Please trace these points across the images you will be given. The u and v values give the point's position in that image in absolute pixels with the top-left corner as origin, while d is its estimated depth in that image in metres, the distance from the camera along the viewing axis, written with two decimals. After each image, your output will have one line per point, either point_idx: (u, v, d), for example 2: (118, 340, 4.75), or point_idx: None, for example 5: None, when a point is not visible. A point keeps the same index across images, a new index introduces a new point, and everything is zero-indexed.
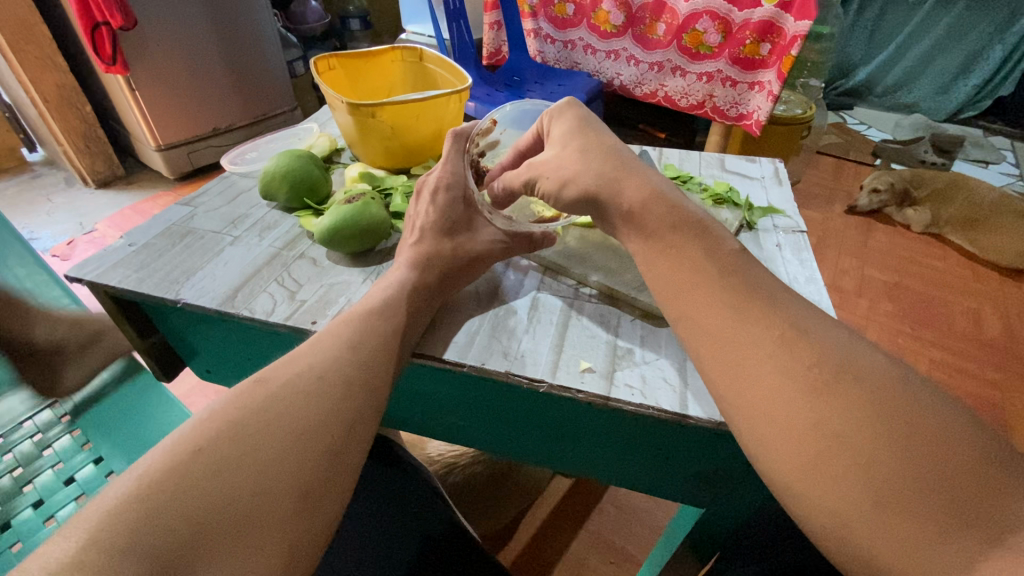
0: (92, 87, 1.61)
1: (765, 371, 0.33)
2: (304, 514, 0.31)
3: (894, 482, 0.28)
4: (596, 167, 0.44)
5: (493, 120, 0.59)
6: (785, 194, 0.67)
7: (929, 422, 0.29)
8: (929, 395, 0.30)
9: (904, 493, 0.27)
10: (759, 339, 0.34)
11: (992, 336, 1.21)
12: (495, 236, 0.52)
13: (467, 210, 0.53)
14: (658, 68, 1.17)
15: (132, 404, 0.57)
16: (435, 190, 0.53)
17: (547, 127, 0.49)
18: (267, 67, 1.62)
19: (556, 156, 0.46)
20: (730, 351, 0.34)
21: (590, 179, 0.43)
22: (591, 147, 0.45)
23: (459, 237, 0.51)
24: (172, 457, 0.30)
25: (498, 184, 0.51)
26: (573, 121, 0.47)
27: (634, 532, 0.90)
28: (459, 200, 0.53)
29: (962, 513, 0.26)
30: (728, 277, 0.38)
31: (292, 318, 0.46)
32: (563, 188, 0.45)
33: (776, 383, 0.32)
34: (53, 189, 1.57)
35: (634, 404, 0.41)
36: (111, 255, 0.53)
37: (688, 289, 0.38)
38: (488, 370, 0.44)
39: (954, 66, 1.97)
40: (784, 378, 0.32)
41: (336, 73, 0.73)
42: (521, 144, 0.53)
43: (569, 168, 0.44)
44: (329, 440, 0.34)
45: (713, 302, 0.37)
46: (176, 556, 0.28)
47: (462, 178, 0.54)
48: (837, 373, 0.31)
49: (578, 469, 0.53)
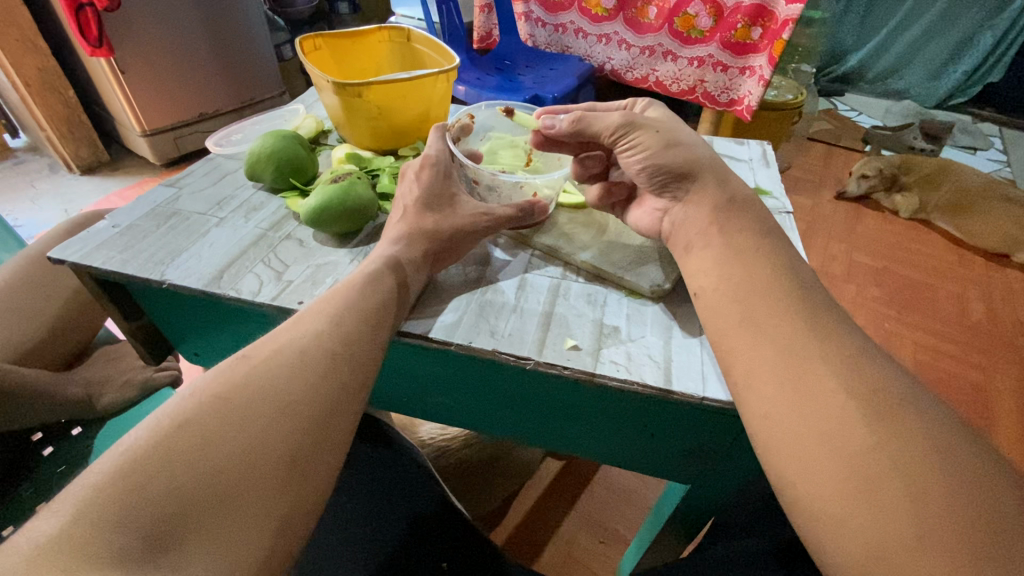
0: (74, 70, 1.57)
1: None
2: (292, 485, 0.32)
3: None
4: (696, 149, 0.49)
5: (470, 116, 0.62)
6: (772, 175, 0.67)
7: None
8: None
9: None
10: None
11: (975, 319, 1.23)
12: (479, 211, 0.52)
13: (450, 186, 0.54)
14: (649, 53, 1.16)
15: None
16: (420, 169, 0.53)
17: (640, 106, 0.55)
18: (256, 52, 1.60)
19: (666, 123, 0.50)
20: None
21: (693, 154, 0.48)
22: (681, 130, 0.50)
23: (441, 211, 0.51)
24: (157, 432, 0.31)
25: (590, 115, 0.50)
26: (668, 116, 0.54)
27: (625, 512, 0.91)
28: (442, 174, 0.53)
29: None
30: None
31: (279, 298, 0.46)
32: (669, 147, 0.48)
33: None
34: (37, 175, 1.54)
35: (619, 379, 0.42)
36: (94, 236, 0.52)
37: None
38: (475, 348, 0.44)
39: (944, 53, 1.98)
40: None
41: (321, 53, 0.72)
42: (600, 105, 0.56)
43: (678, 138, 0.49)
44: (313, 415, 0.34)
45: None
46: (164, 528, 0.28)
47: (445, 155, 0.55)
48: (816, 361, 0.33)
49: (564, 446, 0.54)
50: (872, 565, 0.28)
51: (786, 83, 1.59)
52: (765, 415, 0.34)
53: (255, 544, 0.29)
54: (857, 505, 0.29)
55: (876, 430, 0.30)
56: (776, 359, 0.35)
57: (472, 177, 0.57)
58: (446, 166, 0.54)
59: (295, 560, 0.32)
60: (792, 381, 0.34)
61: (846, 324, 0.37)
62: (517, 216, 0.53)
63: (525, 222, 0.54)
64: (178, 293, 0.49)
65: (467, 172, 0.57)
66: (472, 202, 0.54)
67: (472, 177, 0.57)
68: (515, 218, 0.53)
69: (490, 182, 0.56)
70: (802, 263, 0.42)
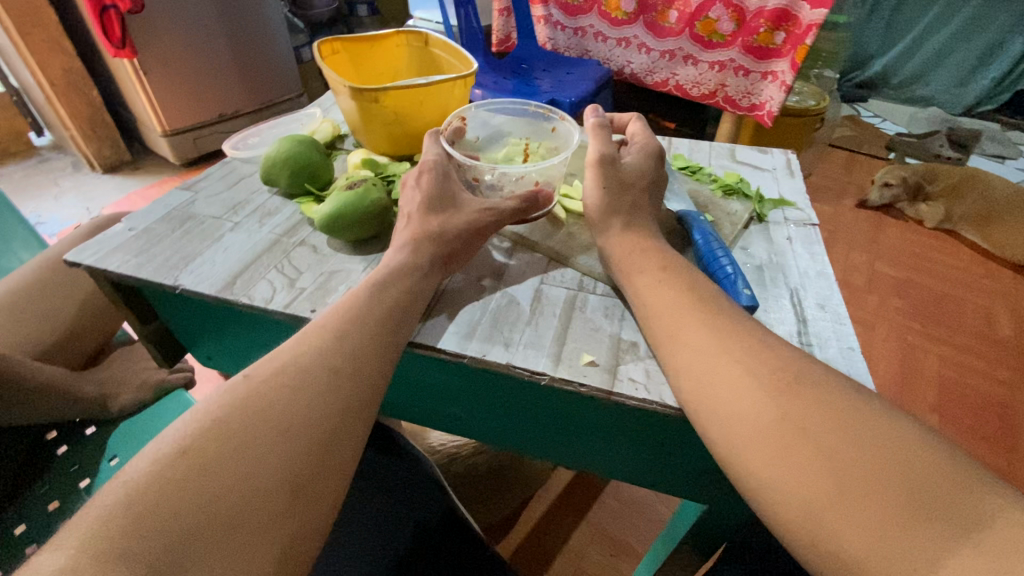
0: (97, 69, 1.60)
1: (735, 372, 0.37)
2: (294, 508, 0.32)
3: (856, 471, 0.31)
4: None
5: (462, 117, 0.61)
6: (797, 186, 0.65)
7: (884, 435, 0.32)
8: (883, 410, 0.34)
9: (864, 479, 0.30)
10: (734, 348, 0.39)
11: (1004, 336, 1.24)
12: (484, 208, 0.51)
13: (451, 185, 0.53)
14: (669, 57, 1.16)
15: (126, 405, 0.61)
16: (420, 173, 0.53)
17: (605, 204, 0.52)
18: (277, 54, 1.62)
19: None
20: (708, 358, 0.39)
21: None
22: None
23: (445, 213, 0.50)
24: (159, 458, 0.31)
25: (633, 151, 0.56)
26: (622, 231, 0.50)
27: (636, 526, 0.90)
28: (442, 177, 0.53)
29: (929, 510, 0.29)
30: (681, 300, 0.43)
31: (291, 306, 0.45)
32: None
33: (731, 378, 0.37)
34: (60, 173, 1.57)
35: (637, 399, 0.41)
36: (110, 239, 0.52)
37: (673, 315, 0.42)
38: (489, 361, 0.43)
39: (972, 59, 1.97)
40: (752, 380, 0.36)
41: (339, 57, 0.72)
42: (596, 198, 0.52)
43: None
44: (316, 437, 0.34)
45: (697, 321, 0.41)
46: (166, 560, 0.27)
47: (443, 158, 0.54)
48: (801, 377, 0.36)
49: (576, 462, 0.52)
50: None
51: (808, 88, 1.58)
52: (762, 443, 0.34)
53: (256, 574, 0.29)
54: (866, 536, 0.29)
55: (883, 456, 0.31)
56: (777, 383, 0.36)
57: (472, 173, 0.56)
58: (445, 168, 0.53)
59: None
60: (802, 409, 0.34)
61: (836, 372, 0.37)
62: (522, 207, 0.52)
63: (531, 211, 0.54)
64: (191, 298, 0.49)
65: (465, 170, 0.56)
66: (475, 201, 0.53)
67: (472, 175, 0.57)
68: (521, 208, 0.52)
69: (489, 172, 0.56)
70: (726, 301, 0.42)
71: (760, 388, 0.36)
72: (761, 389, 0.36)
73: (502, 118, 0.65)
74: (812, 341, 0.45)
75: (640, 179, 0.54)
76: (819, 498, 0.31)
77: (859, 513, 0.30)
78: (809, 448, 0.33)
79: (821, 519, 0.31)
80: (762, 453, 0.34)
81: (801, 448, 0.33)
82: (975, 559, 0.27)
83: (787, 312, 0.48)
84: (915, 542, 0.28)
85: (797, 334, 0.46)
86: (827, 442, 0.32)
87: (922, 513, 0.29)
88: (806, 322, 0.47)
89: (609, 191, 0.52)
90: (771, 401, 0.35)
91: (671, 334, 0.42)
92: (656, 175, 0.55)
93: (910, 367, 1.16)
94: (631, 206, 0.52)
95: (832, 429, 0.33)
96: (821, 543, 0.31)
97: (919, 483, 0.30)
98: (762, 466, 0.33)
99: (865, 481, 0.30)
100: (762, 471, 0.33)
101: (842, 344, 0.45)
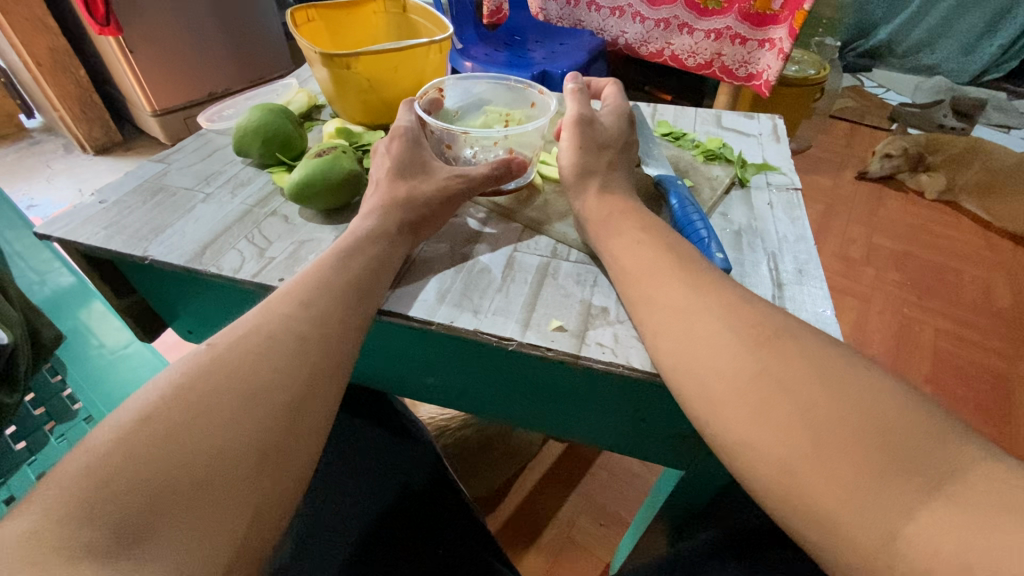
0: (85, 49, 1.57)
1: (711, 331, 0.37)
2: (265, 473, 0.32)
3: (828, 428, 0.31)
4: None
5: (439, 87, 0.60)
6: (781, 151, 0.64)
7: (853, 390, 0.32)
8: (860, 362, 0.34)
9: (833, 436, 0.30)
10: (707, 308, 0.38)
11: (1002, 307, 1.23)
12: (454, 173, 0.51)
13: (422, 152, 0.52)
14: (664, 26, 1.13)
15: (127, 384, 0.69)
16: (391, 140, 0.52)
17: (586, 172, 0.50)
18: (263, 28, 1.58)
19: None
20: (682, 319, 0.38)
21: None
22: None
23: (413, 179, 0.50)
24: (121, 427, 0.30)
25: (607, 113, 0.55)
26: (597, 198, 0.49)
27: (625, 496, 0.91)
28: (413, 143, 0.52)
29: (895, 461, 0.29)
30: (658, 261, 0.42)
31: (260, 275, 0.45)
32: None
33: (708, 335, 0.37)
34: (52, 155, 1.56)
35: (604, 362, 0.40)
36: (79, 213, 0.51)
37: (647, 277, 0.42)
38: (456, 328, 0.42)
39: (980, 26, 1.92)
40: (728, 338, 0.36)
41: (315, 25, 0.70)
42: (570, 167, 0.51)
43: None
44: (283, 401, 0.34)
45: (672, 283, 0.41)
46: (135, 525, 0.27)
47: (415, 125, 0.53)
48: (775, 335, 0.36)
49: (557, 430, 0.52)
50: (866, 553, 0.28)
51: (809, 57, 1.54)
52: (732, 406, 0.34)
53: (229, 535, 0.29)
54: (836, 493, 0.29)
55: (851, 412, 0.31)
56: (748, 342, 0.35)
57: (445, 141, 0.55)
58: (416, 135, 0.53)
59: (270, 551, 0.32)
60: (772, 373, 0.34)
61: (813, 329, 0.37)
62: (494, 175, 0.51)
63: (503, 181, 0.52)
64: (161, 269, 0.48)
65: (438, 137, 0.55)
66: (446, 167, 0.52)
67: (445, 141, 0.55)
68: (493, 177, 0.51)
69: (464, 141, 0.54)
70: (716, 275, 0.41)
71: (735, 344, 0.36)
72: (737, 343, 0.36)
73: (482, 87, 0.63)
74: (787, 305, 0.45)
75: (616, 141, 0.53)
76: (792, 456, 0.31)
77: (834, 468, 0.30)
78: (781, 405, 0.32)
79: (796, 473, 0.31)
80: (741, 411, 0.33)
81: (774, 406, 0.32)
82: (941, 509, 0.27)
83: (764, 276, 0.47)
84: (888, 494, 0.28)
85: (772, 298, 0.45)
86: (801, 397, 0.32)
87: (895, 467, 0.29)
88: (782, 286, 0.47)
89: (583, 153, 0.51)
90: (747, 358, 0.35)
91: (645, 298, 0.41)
92: (629, 136, 0.54)
93: (905, 337, 1.16)
94: (606, 168, 0.51)
95: (808, 383, 0.33)
96: (792, 498, 0.31)
97: (890, 433, 0.30)
98: (741, 425, 0.33)
99: (840, 436, 0.30)
100: (737, 432, 0.33)
101: (816, 308, 0.45)
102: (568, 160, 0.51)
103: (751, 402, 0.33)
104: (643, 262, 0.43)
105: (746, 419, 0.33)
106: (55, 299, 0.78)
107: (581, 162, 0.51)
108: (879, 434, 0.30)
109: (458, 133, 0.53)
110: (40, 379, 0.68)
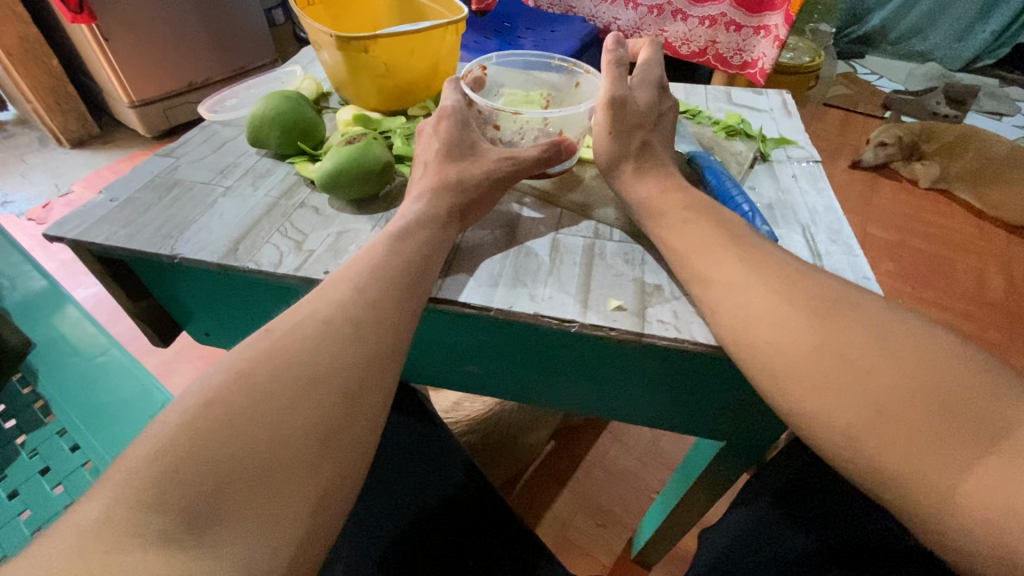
0: (57, 36, 1.49)
1: (773, 304, 0.36)
2: (329, 459, 0.30)
3: (898, 397, 0.30)
4: None
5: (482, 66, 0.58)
6: (796, 125, 0.64)
7: (924, 356, 0.31)
8: (926, 329, 0.33)
9: (904, 404, 0.30)
10: (764, 281, 0.37)
11: (994, 297, 1.26)
12: (504, 155, 0.49)
13: (471, 134, 0.51)
14: (657, 12, 1.11)
15: (110, 399, 0.63)
16: (438, 120, 0.50)
17: (629, 154, 0.49)
18: (246, 15, 1.52)
19: None
20: (740, 292, 0.37)
21: None
22: None
23: (464, 161, 0.48)
24: (183, 412, 0.29)
25: (646, 91, 0.52)
26: (635, 175, 0.48)
27: (622, 496, 0.90)
28: (460, 124, 0.50)
29: (973, 427, 0.28)
30: (712, 237, 0.41)
31: (303, 269, 0.43)
32: None
33: (769, 308, 0.36)
34: (26, 150, 1.48)
35: (669, 338, 0.39)
36: (92, 212, 0.48)
37: (700, 253, 0.41)
38: (515, 313, 0.41)
39: (973, 12, 1.94)
40: (789, 310, 0.35)
41: (317, 9, 0.67)
42: (604, 152, 0.50)
43: None
44: (344, 385, 0.32)
45: (724, 260, 0.40)
46: (202, 511, 0.26)
47: (462, 104, 0.52)
48: (836, 306, 0.35)
49: (602, 415, 0.51)
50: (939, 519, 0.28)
51: (803, 43, 1.55)
52: (800, 379, 0.33)
53: (293, 521, 0.28)
54: (915, 462, 0.29)
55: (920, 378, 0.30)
56: (810, 315, 0.35)
57: (490, 121, 0.53)
58: (464, 116, 0.51)
59: (335, 537, 0.30)
60: (842, 348, 0.33)
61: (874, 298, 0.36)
62: (544, 158, 0.49)
63: (551, 165, 0.50)
64: (189, 268, 0.46)
65: (484, 117, 0.54)
66: (495, 149, 0.50)
67: (491, 121, 0.53)
68: (542, 159, 0.49)
69: (510, 121, 0.53)
70: (769, 250, 0.40)
71: (796, 315, 0.35)
72: (799, 315, 0.35)
73: (518, 67, 0.61)
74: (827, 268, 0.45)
75: (649, 119, 0.51)
76: (862, 426, 0.30)
77: (908, 436, 0.29)
78: (847, 376, 0.32)
79: (868, 448, 0.30)
80: (803, 385, 0.33)
81: (842, 378, 0.32)
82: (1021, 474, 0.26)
83: (800, 245, 0.47)
84: (971, 464, 0.28)
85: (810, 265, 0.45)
86: (870, 367, 0.32)
87: (971, 432, 0.28)
88: (821, 255, 0.46)
89: (618, 136, 0.49)
90: (812, 330, 0.34)
91: (697, 274, 0.40)
92: (661, 109, 0.53)
93: None
94: (643, 145, 0.50)
95: (875, 353, 0.32)
96: (871, 472, 0.30)
97: (961, 399, 0.29)
98: (809, 401, 0.32)
99: (910, 403, 0.30)
100: (807, 407, 0.32)
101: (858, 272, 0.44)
102: (604, 147, 0.50)
103: (818, 374, 0.32)
104: (698, 238, 0.42)
105: (814, 394, 0.32)
106: (28, 303, 0.71)
107: (621, 146, 0.49)
108: (959, 401, 0.29)
109: (508, 113, 0.52)
110: (10, 390, 0.63)
